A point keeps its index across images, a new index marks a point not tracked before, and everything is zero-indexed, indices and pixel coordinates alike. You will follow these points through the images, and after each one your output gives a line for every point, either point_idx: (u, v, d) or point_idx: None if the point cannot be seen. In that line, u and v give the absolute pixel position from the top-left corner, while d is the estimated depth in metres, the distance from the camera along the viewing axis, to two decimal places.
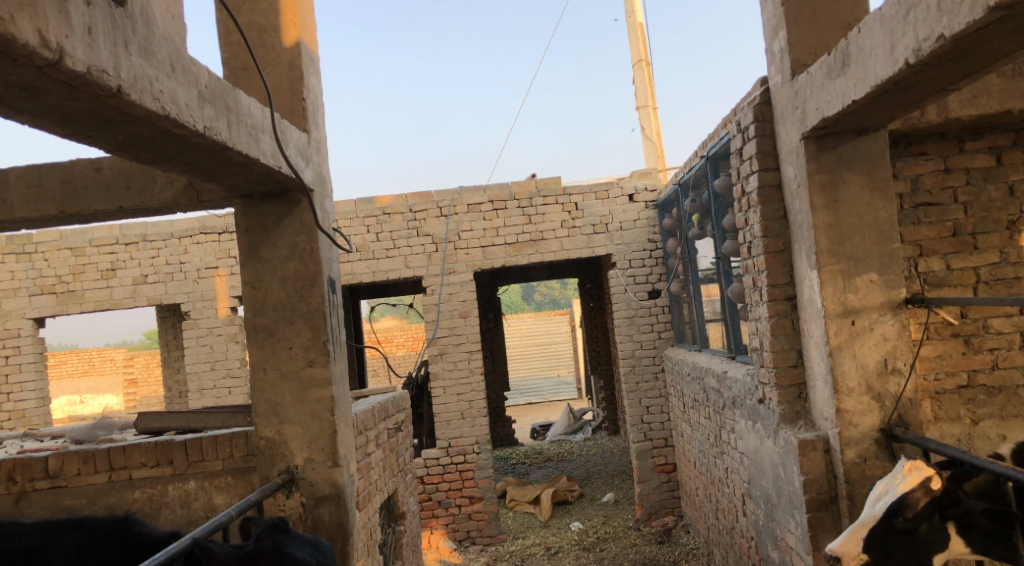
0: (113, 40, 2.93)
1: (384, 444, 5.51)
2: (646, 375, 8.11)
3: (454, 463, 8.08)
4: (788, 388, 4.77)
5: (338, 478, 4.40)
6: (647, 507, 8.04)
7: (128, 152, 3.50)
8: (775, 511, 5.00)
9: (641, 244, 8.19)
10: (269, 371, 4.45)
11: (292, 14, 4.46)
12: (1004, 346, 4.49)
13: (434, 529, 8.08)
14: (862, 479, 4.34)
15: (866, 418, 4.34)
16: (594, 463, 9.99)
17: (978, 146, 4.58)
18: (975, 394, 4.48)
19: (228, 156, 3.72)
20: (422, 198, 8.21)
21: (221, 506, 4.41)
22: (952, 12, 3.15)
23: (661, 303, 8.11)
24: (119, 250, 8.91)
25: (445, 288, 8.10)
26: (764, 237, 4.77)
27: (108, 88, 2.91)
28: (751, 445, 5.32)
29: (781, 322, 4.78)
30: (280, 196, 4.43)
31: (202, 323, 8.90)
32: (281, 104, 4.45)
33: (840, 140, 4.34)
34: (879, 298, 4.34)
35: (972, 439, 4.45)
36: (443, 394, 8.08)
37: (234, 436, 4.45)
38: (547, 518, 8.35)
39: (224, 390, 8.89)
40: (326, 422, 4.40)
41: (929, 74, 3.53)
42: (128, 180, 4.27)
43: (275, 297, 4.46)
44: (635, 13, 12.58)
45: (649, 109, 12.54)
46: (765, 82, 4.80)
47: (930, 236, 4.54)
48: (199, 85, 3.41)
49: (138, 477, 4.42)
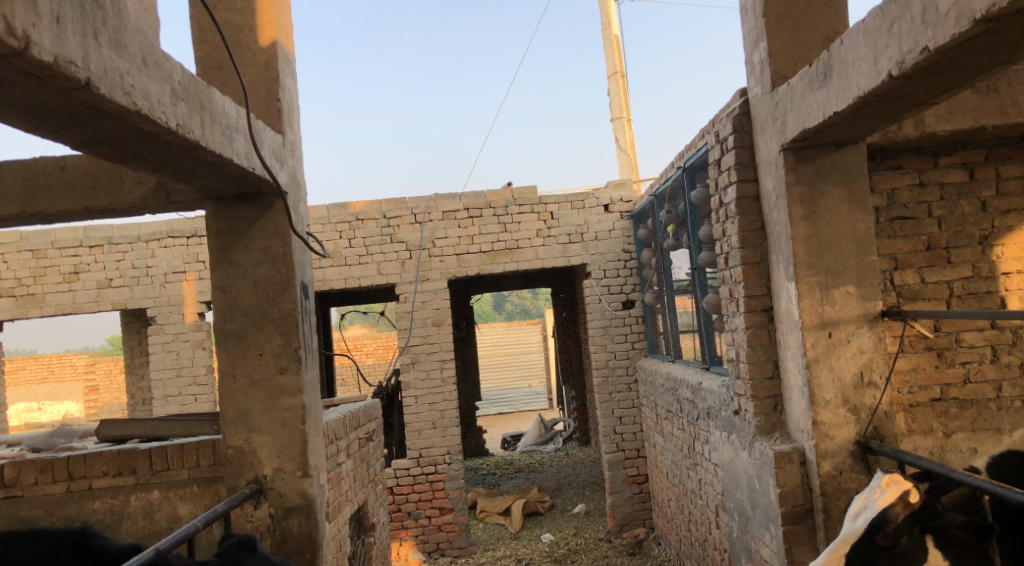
0: (83, 30, 2.83)
1: (355, 454, 5.42)
2: (619, 386, 8.08)
3: (424, 473, 7.99)
4: (764, 400, 4.76)
5: (308, 489, 4.30)
6: (619, 518, 7.99)
7: (97, 149, 3.39)
8: (749, 524, 4.98)
9: (616, 254, 8.18)
10: (239, 378, 4.34)
11: (269, 14, 4.38)
12: (977, 359, 4.50)
13: (404, 540, 7.99)
14: (838, 492, 4.34)
15: (842, 431, 4.34)
16: (564, 474, 9.94)
17: (952, 162, 4.60)
18: (948, 407, 4.49)
19: (201, 156, 3.63)
20: (396, 204, 8.12)
21: (186, 517, 4.29)
22: (936, 24, 3.15)
23: (635, 314, 8.10)
24: (82, 253, 8.72)
25: (419, 295, 8.01)
26: (742, 248, 4.76)
27: (77, 80, 2.82)
28: (726, 457, 5.30)
29: (758, 333, 4.77)
30: (253, 198, 4.34)
31: (168, 329, 8.70)
32: (256, 104, 4.36)
33: (819, 152, 4.34)
34: (856, 311, 4.34)
35: (944, 452, 4.47)
36: (414, 403, 7.98)
37: (202, 444, 4.34)
38: (517, 529, 8.27)
39: (189, 397, 8.71)
40: (297, 431, 4.31)
41: (911, 88, 3.53)
42: (95, 179, 4.17)
43: (246, 302, 4.36)
44: (611, 26, 12.60)
45: (623, 121, 12.58)
46: (743, 93, 4.80)
47: (905, 249, 4.56)
48: (172, 81, 3.32)
49: (98, 487, 4.28)
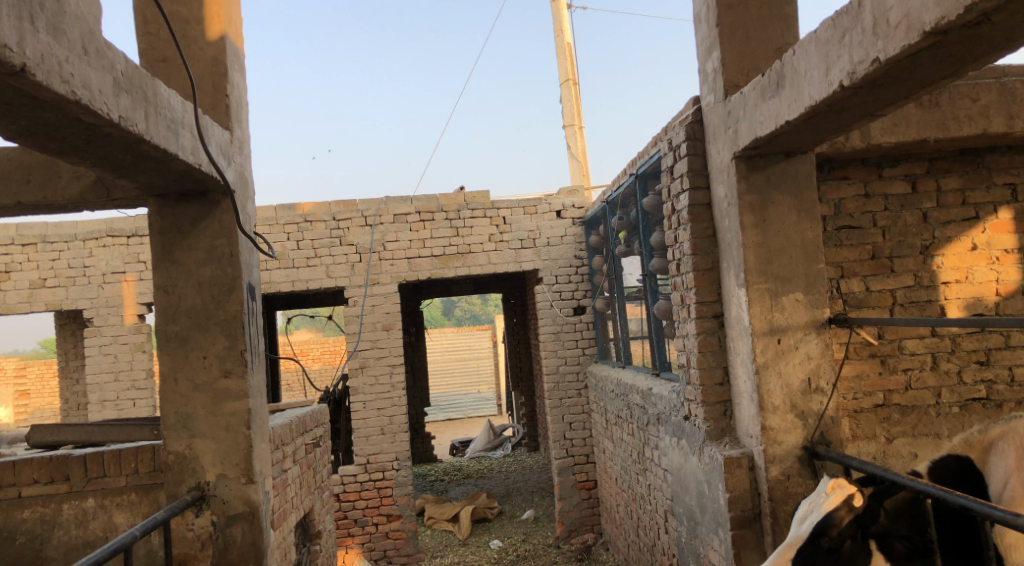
0: (19, 14, 2.75)
1: (302, 460, 5.33)
2: (569, 392, 8.09)
3: (372, 480, 7.89)
4: (714, 405, 4.79)
5: (252, 496, 4.21)
6: (567, 524, 7.98)
7: (32, 140, 3.29)
8: (698, 529, 5.01)
9: (567, 260, 8.19)
10: (181, 382, 4.23)
11: (218, 7, 4.29)
12: (918, 366, 4.59)
13: (350, 548, 7.88)
14: (785, 497, 4.38)
15: (790, 436, 4.39)
16: (512, 480, 9.90)
17: (896, 173, 4.69)
18: (890, 413, 4.57)
19: (145, 150, 3.53)
20: (346, 207, 8.03)
21: (123, 525, 4.21)
22: (887, 36, 3.21)
23: (585, 320, 8.13)
24: (14, 252, 8.44)
25: (368, 299, 7.91)
26: (693, 255, 4.79)
27: (11, 66, 2.74)
28: (676, 462, 5.32)
29: (709, 339, 4.80)
30: (198, 197, 4.24)
31: (105, 331, 8.46)
32: (203, 100, 4.28)
33: (770, 161, 4.39)
34: (804, 318, 4.40)
35: (887, 457, 4.55)
36: (363, 409, 7.88)
37: (141, 450, 4.25)
38: (465, 536, 8.21)
39: (127, 402, 8.48)
40: (242, 436, 4.22)
41: (860, 99, 3.60)
42: (28, 173, 4.06)
43: (190, 303, 4.25)
44: (564, 33, 12.65)
45: (575, 128, 12.62)
46: (696, 101, 4.84)
47: (851, 258, 4.64)
48: (114, 72, 3.23)
49: (28, 495, 4.19)
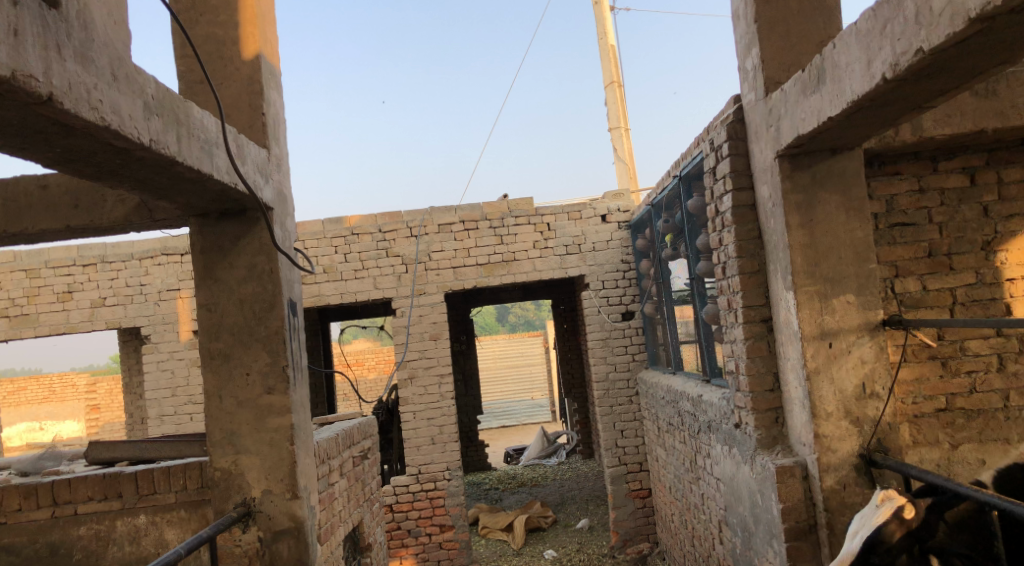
0: (45, 44, 2.78)
1: (349, 473, 5.33)
2: (620, 399, 7.97)
3: (424, 490, 7.88)
4: (765, 412, 4.64)
5: (297, 511, 4.20)
6: (622, 533, 7.87)
7: (68, 166, 3.34)
8: (752, 540, 4.86)
9: (614, 264, 8.08)
10: (225, 399, 4.26)
11: (253, 27, 4.31)
12: (982, 368, 4.37)
13: (404, 558, 7.90)
14: (842, 507, 4.21)
15: (845, 443, 4.22)
16: (568, 488, 9.81)
17: (951, 166, 4.48)
18: (953, 418, 4.35)
19: (179, 171, 3.56)
20: (392, 218, 8.04)
21: (173, 542, 4.25)
22: (930, 25, 3.05)
23: (634, 325, 8.00)
24: (76, 272, 8.65)
25: (415, 309, 7.91)
26: (738, 258, 4.64)
27: (38, 95, 2.76)
28: (727, 471, 5.18)
29: (757, 344, 4.65)
30: (237, 215, 4.26)
31: (163, 347, 8.63)
32: (239, 118, 4.30)
33: (816, 158, 4.23)
34: (856, 320, 4.23)
35: (951, 464, 4.33)
36: (413, 418, 7.88)
37: (189, 467, 4.29)
38: (519, 545, 8.15)
39: (185, 416, 8.60)
40: (286, 451, 4.22)
41: (907, 92, 3.43)
42: (76, 198, 4.13)
43: (231, 321, 4.28)
44: (607, 36, 12.50)
45: (621, 131, 12.45)
46: (738, 100, 4.69)
47: (906, 257, 4.45)
48: (145, 96, 3.26)
49: (83, 513, 4.27)
